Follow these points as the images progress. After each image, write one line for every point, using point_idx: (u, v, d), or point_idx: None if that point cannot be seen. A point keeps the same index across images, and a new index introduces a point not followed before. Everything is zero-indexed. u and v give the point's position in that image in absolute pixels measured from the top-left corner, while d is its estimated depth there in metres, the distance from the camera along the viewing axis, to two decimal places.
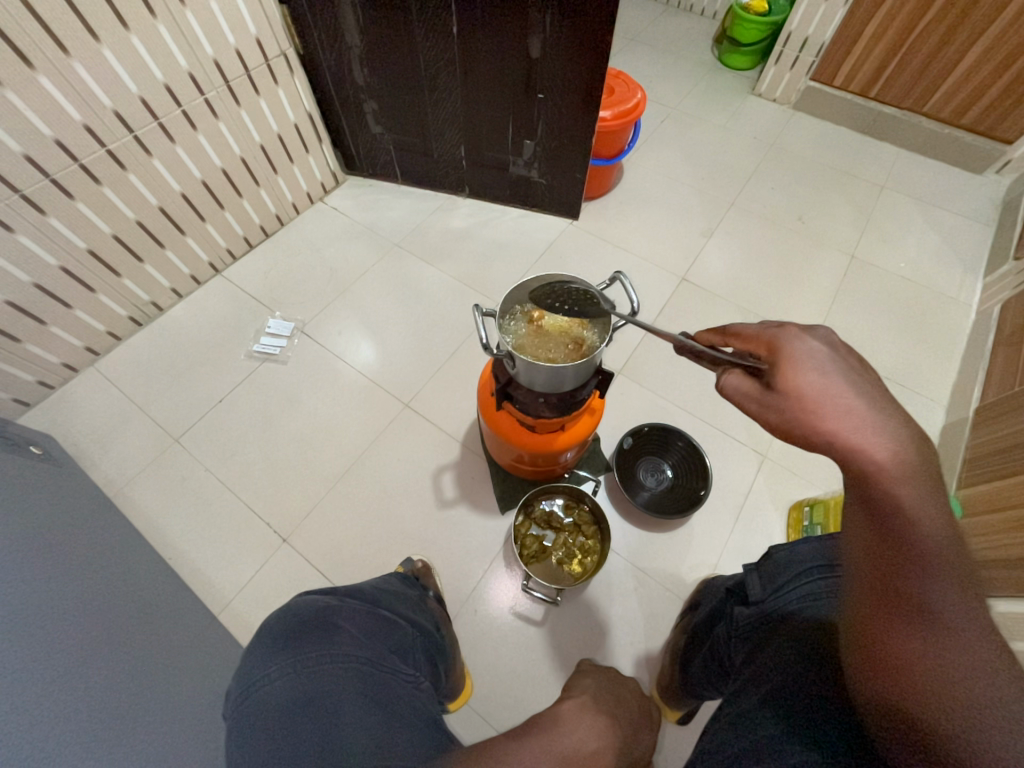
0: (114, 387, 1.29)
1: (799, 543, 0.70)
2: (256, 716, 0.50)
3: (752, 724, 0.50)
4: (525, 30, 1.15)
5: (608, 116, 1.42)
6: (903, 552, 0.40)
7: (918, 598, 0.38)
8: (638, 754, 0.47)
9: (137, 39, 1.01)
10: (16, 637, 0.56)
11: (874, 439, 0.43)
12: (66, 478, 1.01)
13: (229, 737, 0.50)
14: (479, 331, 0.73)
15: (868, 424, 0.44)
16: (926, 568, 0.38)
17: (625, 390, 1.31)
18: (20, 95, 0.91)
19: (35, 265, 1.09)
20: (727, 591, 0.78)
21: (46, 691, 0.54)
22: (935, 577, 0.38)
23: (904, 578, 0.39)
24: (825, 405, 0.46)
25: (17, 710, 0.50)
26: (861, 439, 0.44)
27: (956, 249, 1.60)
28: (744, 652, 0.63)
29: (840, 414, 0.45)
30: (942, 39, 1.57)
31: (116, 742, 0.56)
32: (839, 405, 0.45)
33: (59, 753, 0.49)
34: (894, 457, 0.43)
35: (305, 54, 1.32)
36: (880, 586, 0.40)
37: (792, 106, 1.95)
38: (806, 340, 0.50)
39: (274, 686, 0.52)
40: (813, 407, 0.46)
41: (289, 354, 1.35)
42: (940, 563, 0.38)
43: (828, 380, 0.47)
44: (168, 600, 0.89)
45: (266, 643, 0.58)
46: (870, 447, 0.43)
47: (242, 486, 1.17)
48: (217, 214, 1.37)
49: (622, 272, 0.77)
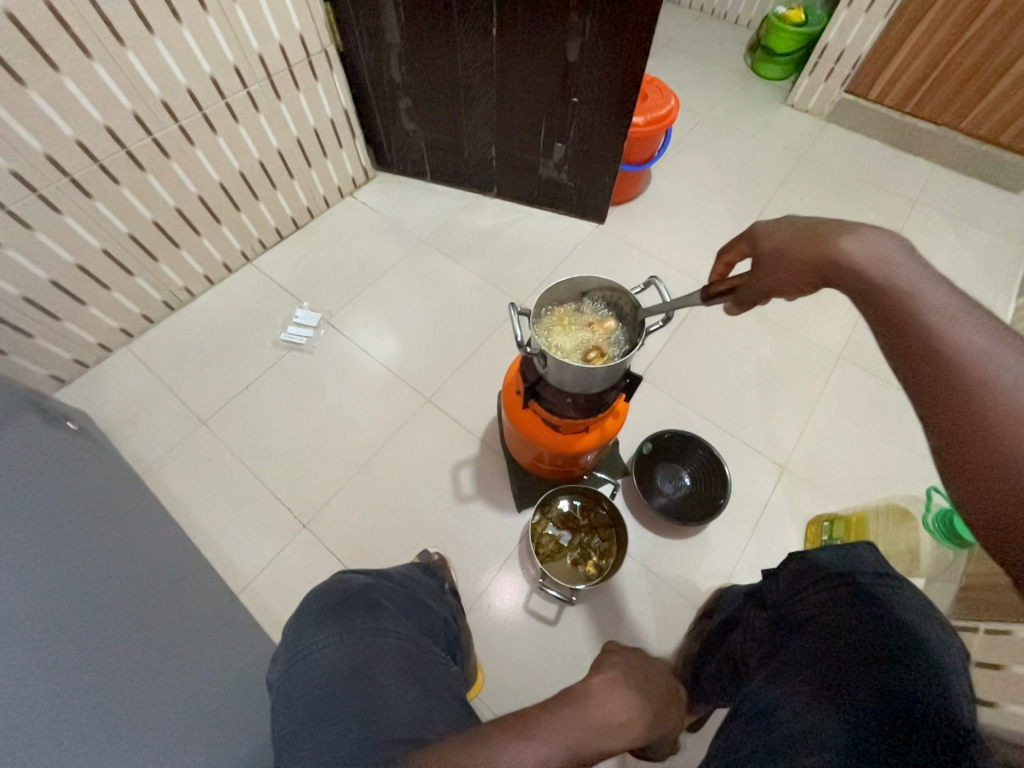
0: (146, 369, 1.32)
1: (822, 549, 0.67)
2: (306, 680, 0.55)
3: (767, 713, 0.50)
4: (565, 34, 1.16)
5: (640, 122, 1.42)
6: (911, 301, 0.48)
7: (938, 323, 0.46)
8: (663, 725, 0.52)
9: (188, 32, 1.04)
10: (43, 613, 0.57)
11: (857, 248, 0.54)
12: (97, 454, 1.04)
13: (280, 699, 0.56)
14: (513, 328, 0.74)
15: (866, 232, 0.55)
16: (935, 305, 0.47)
17: (646, 395, 1.31)
18: (77, 82, 0.95)
19: (79, 247, 1.13)
20: (745, 596, 0.77)
21: (72, 667, 0.55)
22: (941, 306, 0.47)
23: (918, 314, 0.47)
24: (817, 234, 0.58)
25: (40, 692, 0.51)
26: (850, 248, 0.54)
27: (989, 268, 1.57)
28: (759, 652, 0.63)
29: (829, 237, 0.57)
30: (984, 54, 1.55)
31: (137, 718, 0.57)
32: (833, 226, 0.57)
33: (84, 732, 0.51)
34: (876, 257, 0.52)
35: (345, 51, 1.35)
36: (894, 330, 0.49)
37: (824, 118, 1.93)
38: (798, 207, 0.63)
39: (321, 655, 0.57)
40: (806, 241, 0.59)
41: (316, 343, 1.37)
42: (941, 298, 0.47)
43: (824, 217, 0.59)
44: (192, 578, 0.91)
45: (313, 614, 0.64)
46: (856, 251, 0.54)
47: (266, 471, 1.20)
48: (252, 203, 1.40)
49: (657, 277, 0.78)
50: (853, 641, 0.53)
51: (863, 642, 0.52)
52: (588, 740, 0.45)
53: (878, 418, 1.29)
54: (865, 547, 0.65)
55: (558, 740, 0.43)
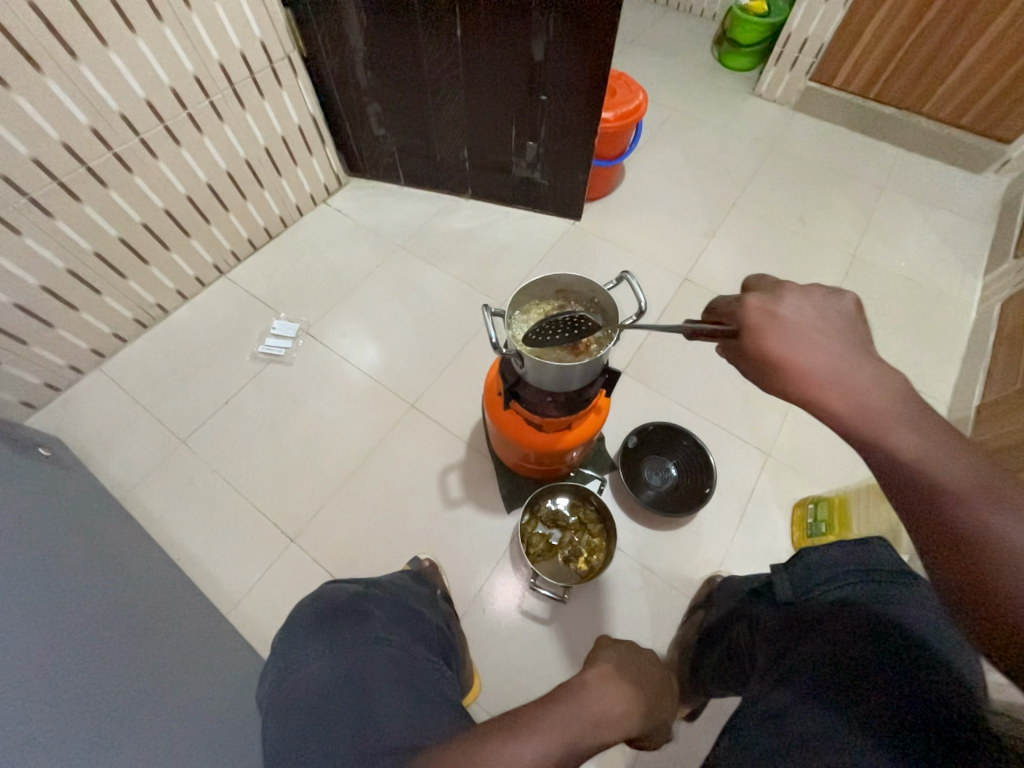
0: (120, 390, 1.29)
1: (832, 546, 0.67)
2: (297, 695, 0.54)
3: (783, 721, 0.49)
4: (529, 33, 1.16)
5: (611, 117, 1.43)
6: (916, 469, 0.42)
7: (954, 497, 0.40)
8: (657, 716, 0.53)
9: (144, 42, 1.02)
10: (22, 642, 0.55)
11: (844, 398, 0.47)
12: (72, 479, 1.02)
13: (270, 716, 0.54)
14: (489, 331, 0.73)
15: (851, 372, 0.48)
16: (946, 473, 0.41)
17: (630, 390, 1.31)
18: (29, 99, 0.92)
19: (43, 267, 1.09)
20: (751, 591, 0.77)
21: (53, 696, 0.54)
22: (948, 467, 0.41)
23: (925, 485, 0.41)
24: (792, 364, 0.50)
25: (26, 716, 0.49)
26: (839, 386, 0.47)
27: (956, 248, 1.61)
28: (769, 650, 0.62)
29: (807, 372, 0.49)
30: (941, 39, 1.58)
31: (123, 747, 0.56)
32: (807, 356, 0.50)
33: (71, 756, 0.50)
34: (870, 412, 0.46)
35: (309, 58, 1.33)
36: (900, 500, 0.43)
37: (791, 107, 1.96)
38: (767, 301, 0.54)
39: (313, 667, 0.57)
40: (795, 370, 0.50)
41: (295, 355, 1.35)
42: (940, 450, 0.42)
43: (796, 337, 0.51)
44: (176, 600, 0.89)
45: (302, 629, 0.63)
46: (842, 400, 0.47)
47: (249, 487, 1.17)
48: (222, 216, 1.37)
49: (629, 272, 0.77)
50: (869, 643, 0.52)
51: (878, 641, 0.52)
52: (587, 735, 0.45)
53: None
54: (879, 544, 0.65)
55: (556, 735, 0.43)
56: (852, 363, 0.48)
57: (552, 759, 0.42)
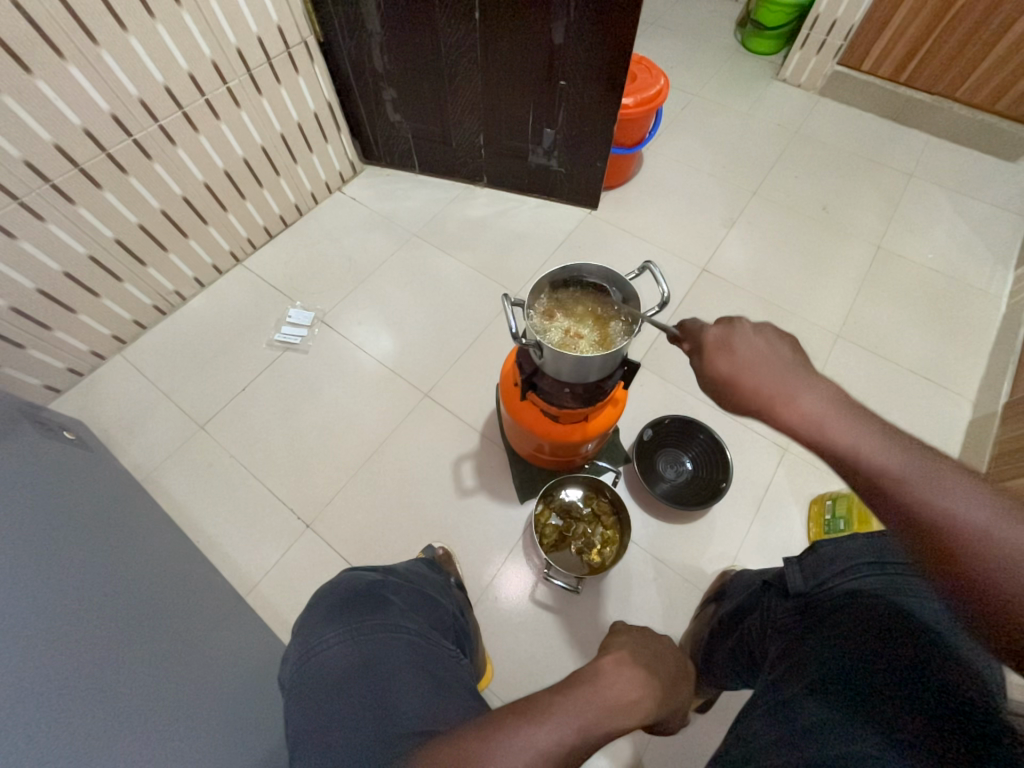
0: (141, 375, 1.31)
1: (848, 537, 0.66)
2: (319, 678, 0.56)
3: (796, 712, 0.49)
4: (549, 16, 1.13)
5: (630, 103, 1.39)
6: (866, 465, 0.47)
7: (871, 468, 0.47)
8: (671, 700, 0.53)
9: (163, 28, 1.01)
10: (50, 624, 0.57)
11: (792, 408, 0.52)
12: (95, 462, 1.04)
13: (291, 697, 0.56)
14: (507, 321, 0.72)
15: (790, 387, 0.54)
16: (893, 463, 0.46)
17: (645, 382, 1.30)
18: (51, 85, 0.93)
19: (64, 253, 1.11)
20: (762, 583, 0.76)
21: (79, 673, 0.55)
22: (897, 463, 0.46)
23: (870, 472, 0.47)
24: (745, 383, 0.56)
25: (51, 694, 0.51)
26: (791, 398, 0.53)
27: (987, 239, 1.56)
28: (781, 643, 0.61)
29: (763, 389, 0.55)
30: (976, 23, 1.53)
31: (149, 723, 0.57)
32: (749, 379, 0.56)
33: (95, 736, 0.51)
34: (813, 417, 0.51)
35: (325, 43, 1.32)
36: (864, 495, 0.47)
37: (817, 92, 1.89)
38: (724, 333, 0.60)
39: (333, 651, 0.58)
40: (748, 390, 0.56)
41: (310, 343, 1.36)
42: (889, 450, 0.47)
43: (744, 359, 0.57)
44: (196, 582, 0.91)
45: (322, 614, 0.64)
46: (790, 408, 0.52)
47: (266, 473, 1.19)
48: (239, 203, 1.38)
49: (651, 261, 0.75)
50: (885, 629, 0.52)
51: (896, 628, 0.51)
52: (600, 720, 0.45)
53: (878, 395, 1.29)
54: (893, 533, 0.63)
55: (570, 721, 0.43)
56: (792, 383, 0.54)
57: (564, 746, 0.42)
